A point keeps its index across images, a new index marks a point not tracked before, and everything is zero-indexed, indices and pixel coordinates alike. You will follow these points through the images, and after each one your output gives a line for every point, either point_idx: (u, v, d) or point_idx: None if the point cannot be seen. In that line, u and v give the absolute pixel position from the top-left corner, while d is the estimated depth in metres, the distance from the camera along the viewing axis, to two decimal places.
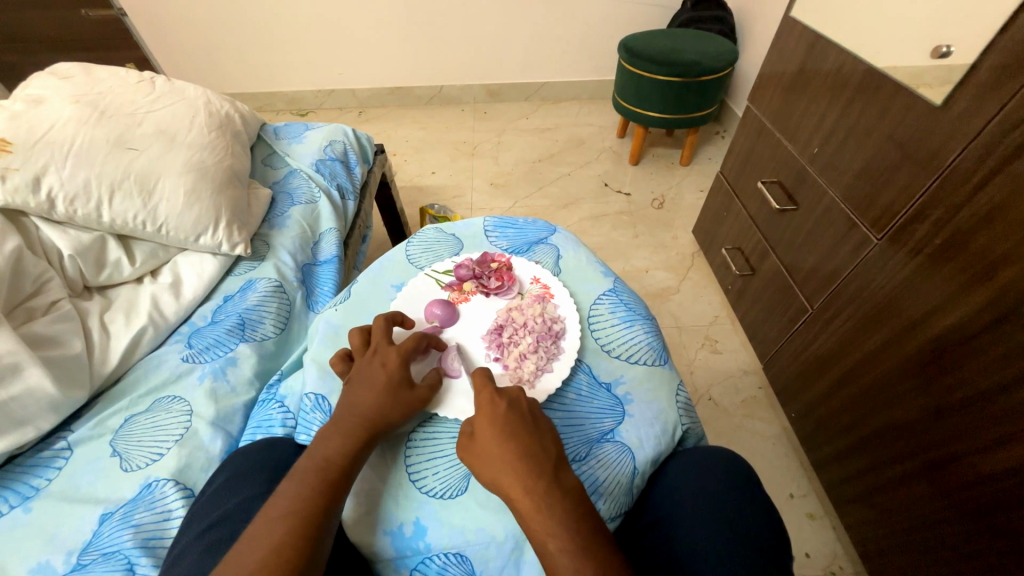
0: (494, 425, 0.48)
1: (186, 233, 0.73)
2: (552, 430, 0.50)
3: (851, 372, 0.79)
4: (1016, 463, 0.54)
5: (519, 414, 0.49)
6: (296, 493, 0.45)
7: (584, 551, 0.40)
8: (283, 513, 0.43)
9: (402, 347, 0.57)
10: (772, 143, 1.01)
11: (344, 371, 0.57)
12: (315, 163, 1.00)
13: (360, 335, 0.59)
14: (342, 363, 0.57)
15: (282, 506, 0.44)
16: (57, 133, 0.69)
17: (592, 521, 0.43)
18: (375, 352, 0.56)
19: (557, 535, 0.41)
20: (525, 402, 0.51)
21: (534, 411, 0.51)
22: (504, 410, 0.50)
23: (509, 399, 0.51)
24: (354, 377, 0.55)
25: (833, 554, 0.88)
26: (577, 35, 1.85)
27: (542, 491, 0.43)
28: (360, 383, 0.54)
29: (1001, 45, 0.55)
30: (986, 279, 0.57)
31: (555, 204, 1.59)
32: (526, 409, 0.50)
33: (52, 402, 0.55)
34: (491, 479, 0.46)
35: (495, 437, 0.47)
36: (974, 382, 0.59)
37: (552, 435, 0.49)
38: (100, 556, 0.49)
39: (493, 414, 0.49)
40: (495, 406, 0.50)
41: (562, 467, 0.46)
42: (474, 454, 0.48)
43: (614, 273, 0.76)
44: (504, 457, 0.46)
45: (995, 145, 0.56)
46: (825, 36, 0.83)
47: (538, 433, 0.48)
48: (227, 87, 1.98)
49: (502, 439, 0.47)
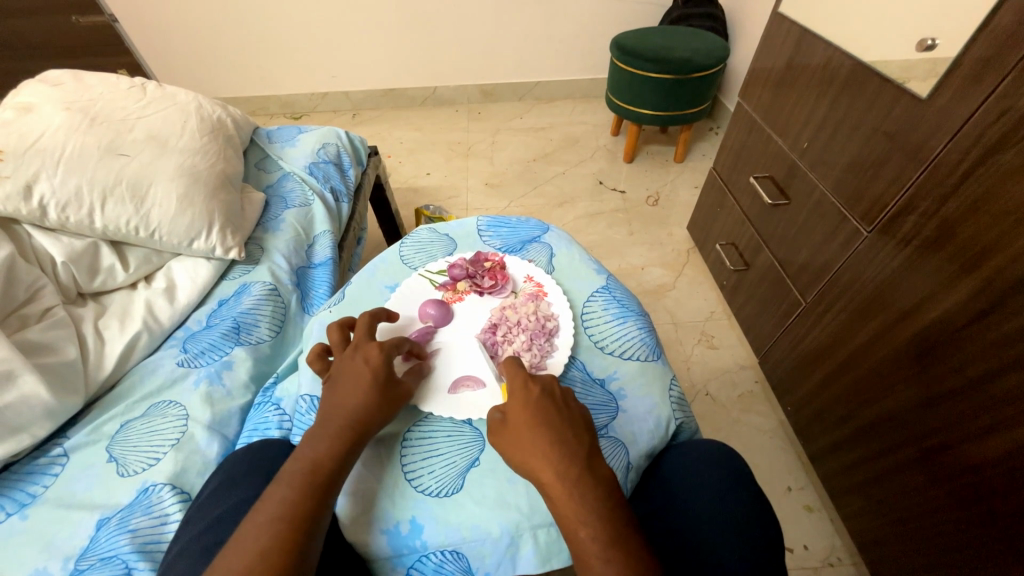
0: (527, 411, 0.48)
1: (179, 238, 0.73)
2: (584, 416, 0.49)
3: (844, 364, 0.80)
4: (1008, 450, 0.55)
5: (551, 399, 0.50)
6: (283, 496, 0.45)
7: (614, 543, 0.41)
8: (270, 518, 0.43)
9: (383, 344, 0.56)
10: (762, 138, 1.01)
11: (323, 370, 0.57)
12: (308, 166, 1.00)
13: (339, 332, 0.59)
14: (318, 361, 0.58)
15: (269, 511, 0.44)
16: (48, 141, 0.69)
17: (622, 512, 0.43)
18: (356, 349, 0.56)
19: (588, 523, 0.42)
20: (558, 388, 0.51)
21: (568, 398, 0.51)
22: (538, 396, 0.50)
23: (542, 385, 0.51)
24: (335, 375, 0.55)
25: (830, 546, 0.88)
26: (568, 35, 1.85)
27: (575, 477, 0.44)
28: (341, 380, 0.54)
29: (983, 38, 0.56)
30: (974, 268, 0.57)
31: (550, 203, 1.59)
32: (559, 395, 0.50)
33: (47, 410, 0.56)
34: (523, 465, 0.47)
35: (528, 423, 0.47)
36: (964, 371, 0.59)
37: (583, 420, 0.49)
38: (98, 561, 0.50)
39: (527, 399, 0.49)
40: (528, 392, 0.50)
41: (593, 457, 0.46)
42: (506, 438, 0.48)
43: (607, 270, 0.76)
44: (534, 446, 0.46)
45: (981, 135, 0.57)
46: (811, 32, 0.84)
47: (570, 423, 0.48)
48: (218, 91, 1.97)
49: (535, 426, 0.47)
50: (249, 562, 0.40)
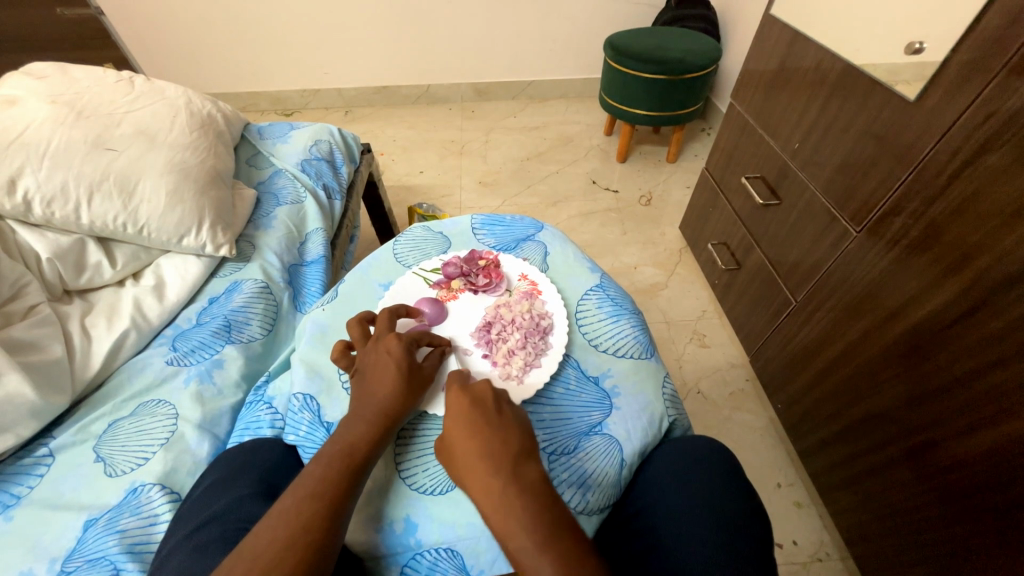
0: (470, 419, 0.49)
1: (168, 234, 0.72)
2: (518, 421, 0.50)
3: (833, 363, 0.81)
4: (992, 445, 0.56)
5: (482, 408, 0.50)
6: (322, 475, 0.46)
7: (569, 543, 0.40)
8: (309, 493, 0.44)
9: (404, 336, 0.57)
10: (754, 139, 1.02)
11: (349, 365, 0.57)
12: (301, 163, 0.99)
13: (360, 327, 0.59)
14: (342, 358, 0.56)
15: (308, 486, 0.45)
16: (32, 135, 0.67)
17: None
18: (379, 341, 0.57)
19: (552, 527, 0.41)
20: (491, 393, 0.51)
21: (501, 404, 0.51)
22: (467, 406, 0.50)
23: (473, 395, 0.51)
24: (363, 369, 0.55)
25: (820, 541, 0.90)
26: (562, 35, 1.86)
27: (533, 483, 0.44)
28: (369, 373, 0.54)
29: (970, 41, 0.57)
30: (960, 268, 0.59)
31: (544, 202, 1.59)
32: (490, 402, 0.51)
33: (33, 408, 0.55)
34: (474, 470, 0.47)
35: (472, 433, 0.48)
36: (951, 368, 0.60)
37: (516, 427, 0.49)
38: (86, 562, 0.49)
39: (457, 411, 0.50)
40: (459, 403, 0.51)
41: None
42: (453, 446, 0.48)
43: (601, 269, 0.76)
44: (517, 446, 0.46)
45: (969, 136, 0.58)
46: (802, 34, 0.84)
47: (502, 427, 0.48)
48: (209, 86, 1.95)
49: (486, 434, 0.48)
50: (246, 558, 0.39)
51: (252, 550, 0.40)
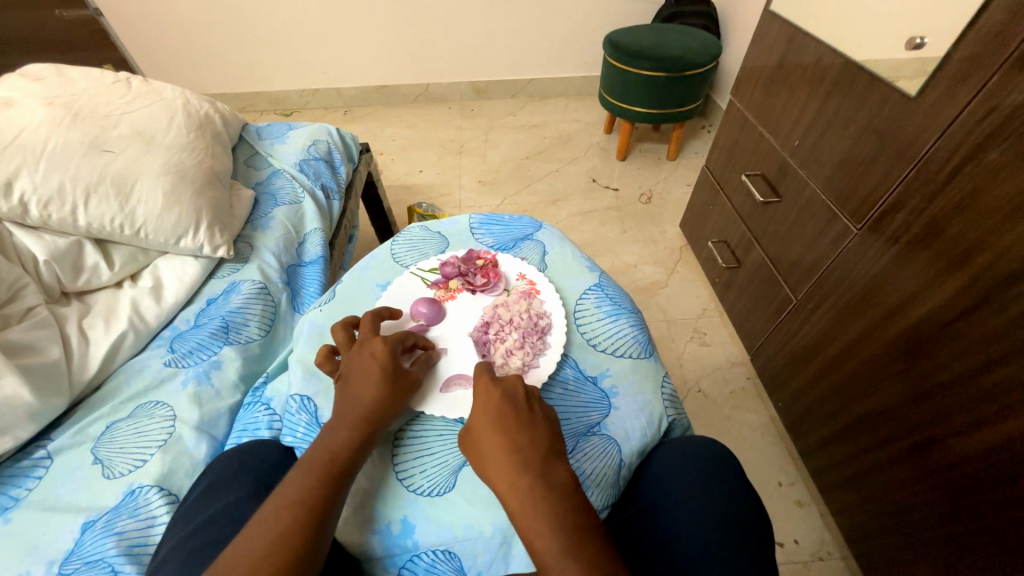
0: (491, 415, 0.49)
1: (166, 236, 0.72)
2: (548, 419, 0.49)
3: (834, 361, 0.81)
4: (994, 443, 0.56)
5: (512, 403, 0.49)
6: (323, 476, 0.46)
7: (565, 547, 0.40)
8: (308, 495, 0.44)
9: (388, 339, 0.57)
10: (754, 136, 1.02)
11: (333, 370, 0.57)
12: (299, 163, 0.99)
13: (345, 331, 0.59)
14: (327, 363, 0.57)
15: (309, 487, 0.45)
16: (29, 137, 0.67)
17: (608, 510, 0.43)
18: (363, 345, 0.57)
19: (551, 529, 0.41)
20: (522, 389, 0.51)
21: (532, 400, 0.50)
22: (498, 400, 0.50)
23: (504, 388, 0.51)
24: (345, 374, 0.55)
25: (821, 540, 0.89)
26: (561, 33, 1.85)
27: (533, 485, 0.43)
28: (352, 377, 0.54)
29: (971, 37, 0.56)
30: (961, 265, 0.58)
31: (543, 201, 1.59)
32: (522, 397, 0.50)
33: (30, 411, 0.55)
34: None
35: (493, 430, 0.48)
36: (952, 366, 0.60)
37: (545, 424, 0.48)
38: (83, 565, 0.49)
39: (488, 404, 0.50)
40: (490, 395, 0.50)
41: None
42: (477, 442, 0.48)
43: (600, 268, 0.76)
44: (518, 448, 0.46)
45: (969, 132, 0.57)
46: (802, 31, 0.84)
47: (529, 424, 0.48)
48: (208, 87, 1.95)
49: (500, 431, 0.47)
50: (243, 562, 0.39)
51: (246, 553, 0.40)
